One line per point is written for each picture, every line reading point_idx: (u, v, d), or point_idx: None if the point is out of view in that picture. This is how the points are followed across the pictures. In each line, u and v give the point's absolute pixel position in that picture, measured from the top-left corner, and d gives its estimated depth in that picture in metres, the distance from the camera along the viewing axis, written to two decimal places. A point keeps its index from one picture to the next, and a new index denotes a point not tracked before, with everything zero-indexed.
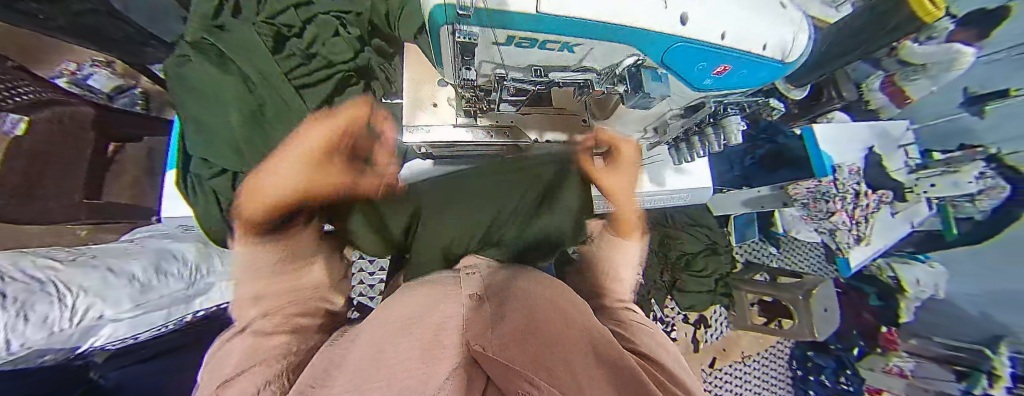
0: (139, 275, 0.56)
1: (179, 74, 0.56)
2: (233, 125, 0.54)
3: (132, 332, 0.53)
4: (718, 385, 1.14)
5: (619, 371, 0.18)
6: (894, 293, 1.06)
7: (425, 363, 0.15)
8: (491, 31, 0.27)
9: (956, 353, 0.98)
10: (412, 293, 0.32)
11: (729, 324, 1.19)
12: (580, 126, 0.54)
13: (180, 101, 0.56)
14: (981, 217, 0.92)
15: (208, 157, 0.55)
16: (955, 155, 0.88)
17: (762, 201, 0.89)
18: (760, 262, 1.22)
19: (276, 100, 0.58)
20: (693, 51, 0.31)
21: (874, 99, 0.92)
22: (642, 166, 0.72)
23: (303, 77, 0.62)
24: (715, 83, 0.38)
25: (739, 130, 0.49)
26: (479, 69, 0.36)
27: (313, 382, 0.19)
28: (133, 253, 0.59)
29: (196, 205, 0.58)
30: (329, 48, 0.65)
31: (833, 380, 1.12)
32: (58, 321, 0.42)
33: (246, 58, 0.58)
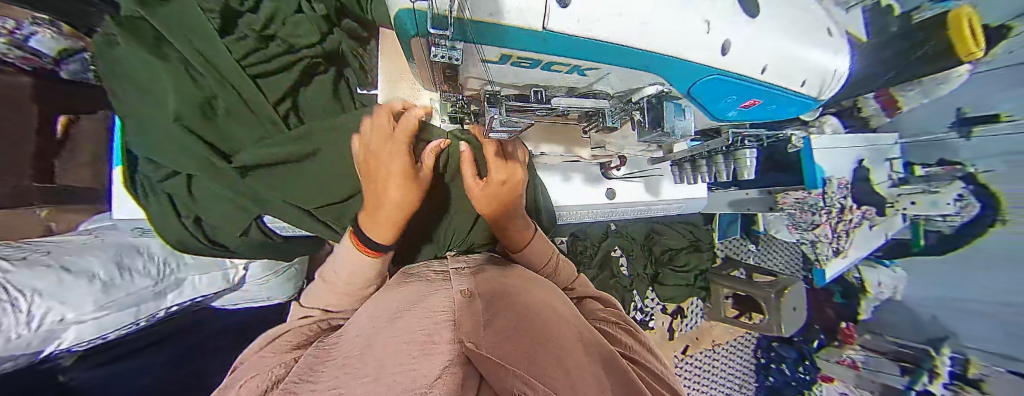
0: (100, 271, 0.47)
1: (111, 57, 0.46)
2: (174, 127, 0.45)
3: (99, 333, 0.47)
4: (687, 370, 1.22)
5: (612, 370, 0.20)
6: (857, 292, 1.14)
7: (419, 355, 0.14)
8: (478, 49, 0.26)
9: (902, 349, 1.07)
10: (394, 291, 0.31)
11: (704, 315, 1.25)
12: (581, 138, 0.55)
13: (115, 92, 0.47)
14: (950, 230, 0.98)
15: (157, 159, 0.48)
16: (936, 172, 0.94)
17: (748, 203, 0.93)
18: (739, 257, 1.28)
19: (229, 95, 0.48)
20: (725, 85, 0.32)
21: (868, 106, 0.94)
22: (642, 177, 0.71)
23: (259, 66, 0.51)
24: (738, 116, 0.40)
25: (751, 163, 0.54)
26: (467, 82, 0.35)
27: (298, 378, 0.19)
28: (82, 247, 0.50)
29: (148, 207, 0.52)
30: (290, 28, 0.54)
31: (792, 369, 1.22)
32: (12, 328, 0.36)
33: (182, 39, 0.46)
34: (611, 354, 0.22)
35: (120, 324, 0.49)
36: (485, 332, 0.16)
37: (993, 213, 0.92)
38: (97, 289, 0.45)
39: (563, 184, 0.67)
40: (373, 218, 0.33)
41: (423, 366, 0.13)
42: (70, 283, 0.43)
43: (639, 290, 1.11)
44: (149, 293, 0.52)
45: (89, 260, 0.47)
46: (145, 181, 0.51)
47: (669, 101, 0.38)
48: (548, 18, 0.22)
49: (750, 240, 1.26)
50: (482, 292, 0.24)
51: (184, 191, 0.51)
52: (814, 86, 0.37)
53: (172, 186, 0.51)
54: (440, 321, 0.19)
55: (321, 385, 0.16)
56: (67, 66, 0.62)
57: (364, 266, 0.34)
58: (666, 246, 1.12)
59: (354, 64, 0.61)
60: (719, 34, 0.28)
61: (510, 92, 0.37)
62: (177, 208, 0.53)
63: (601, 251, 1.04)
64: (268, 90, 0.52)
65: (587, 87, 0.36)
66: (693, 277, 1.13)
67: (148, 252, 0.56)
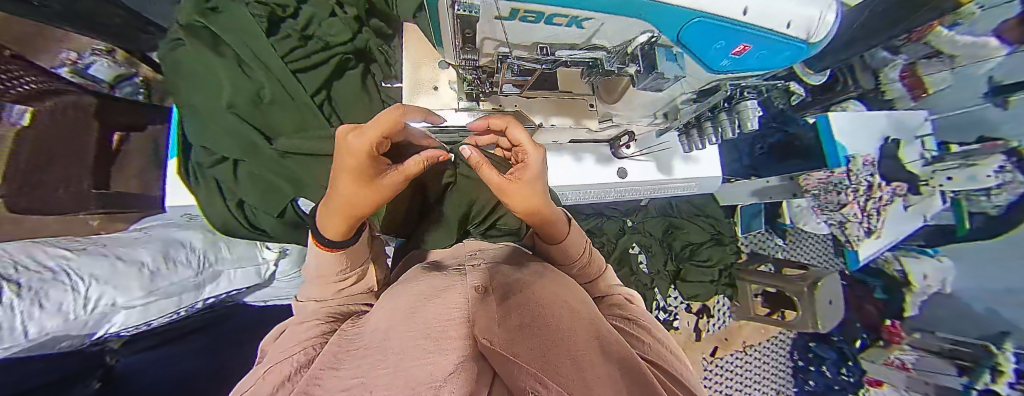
0: (149, 261, 0.50)
1: (174, 58, 0.54)
2: (234, 114, 0.54)
3: (145, 319, 0.49)
4: (717, 373, 1.16)
5: (630, 369, 0.19)
6: (900, 286, 1.06)
7: (434, 350, 0.15)
8: (494, 4, 0.27)
9: (956, 347, 0.98)
10: (414, 284, 0.32)
11: (732, 315, 1.19)
12: (588, 110, 0.55)
13: (175, 88, 0.55)
14: (997, 212, 0.91)
15: (209, 146, 0.56)
16: (973, 148, 0.88)
17: (770, 192, 0.88)
18: (767, 253, 1.21)
19: (274, 86, 0.55)
20: (710, 28, 0.28)
21: (893, 90, 0.91)
22: (648, 152, 0.71)
23: (299, 61, 0.58)
24: (731, 65, 0.35)
25: (756, 115, 0.48)
26: (484, 46, 0.37)
27: (323, 366, 0.20)
28: (133, 241, 0.54)
29: (198, 191, 0.58)
30: (325, 28, 0.61)
31: (833, 371, 1.14)
32: (74, 309, 0.39)
33: (239, 42, 0.54)
34: (629, 349, 0.22)
35: (163, 312, 0.52)
36: (499, 329, 0.17)
37: None
38: (144, 276, 0.48)
39: (574, 164, 0.68)
40: (328, 207, 0.30)
41: (439, 360, 0.14)
42: (121, 271, 0.46)
43: (660, 288, 1.08)
44: (190, 283, 0.55)
45: (139, 251, 0.51)
46: (197, 167, 0.57)
47: (660, 48, 0.34)
48: None
49: (776, 233, 1.20)
50: (495, 289, 0.25)
51: (230, 176, 0.57)
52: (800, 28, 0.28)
53: (220, 172, 0.57)
54: (454, 318, 0.19)
55: (348, 372, 0.17)
56: (121, 90, 0.74)
57: (329, 260, 0.33)
58: (688, 240, 1.07)
59: (380, 59, 0.68)
60: None
61: (521, 54, 0.37)
62: (223, 194, 0.58)
63: (618, 247, 1.02)
64: (306, 81, 0.58)
65: (588, 43, 0.35)
66: (716, 272, 1.08)
67: (190, 245, 0.59)
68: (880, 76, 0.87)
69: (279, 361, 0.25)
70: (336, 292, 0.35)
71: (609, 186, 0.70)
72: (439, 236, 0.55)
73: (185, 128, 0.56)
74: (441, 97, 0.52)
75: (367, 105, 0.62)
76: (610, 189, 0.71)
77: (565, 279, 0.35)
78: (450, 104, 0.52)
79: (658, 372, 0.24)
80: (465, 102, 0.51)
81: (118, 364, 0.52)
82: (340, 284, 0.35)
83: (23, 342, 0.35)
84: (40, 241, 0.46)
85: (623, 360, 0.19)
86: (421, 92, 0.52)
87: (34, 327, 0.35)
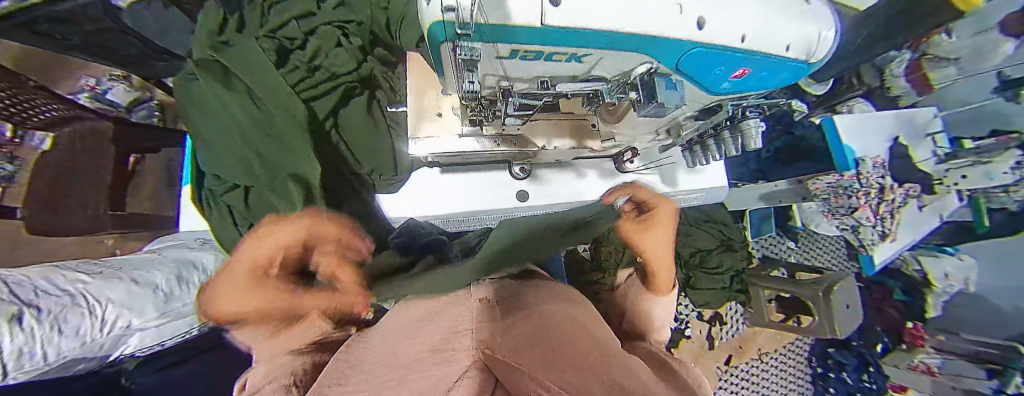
0: (162, 282, 0.52)
1: (190, 91, 0.58)
2: (244, 142, 0.55)
3: (158, 340, 0.51)
4: (733, 383, 1.13)
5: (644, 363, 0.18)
6: (920, 286, 1.03)
7: (437, 363, 0.15)
8: (493, 46, 0.28)
9: (985, 349, 0.94)
10: (422, 295, 0.32)
11: (745, 321, 1.17)
12: (591, 131, 0.54)
13: (191, 120, 0.58)
14: (1016, 208, 0.88)
15: (222, 174, 0.58)
16: (987, 142, 0.84)
17: (779, 196, 0.84)
18: (778, 257, 1.19)
19: (279, 112, 0.56)
20: (706, 55, 0.30)
21: (897, 86, 0.89)
22: (654, 168, 0.72)
23: (309, 90, 0.62)
24: (732, 87, 0.36)
25: (758, 134, 0.48)
26: (483, 81, 0.36)
27: (329, 381, 0.19)
28: (151, 261, 0.56)
29: (214, 217, 0.59)
30: (331, 59, 0.65)
31: (855, 377, 1.10)
32: (90, 332, 0.40)
33: (245, 70, 0.56)
34: (645, 352, 0.21)
35: (176, 333, 0.53)
36: (504, 340, 0.17)
37: None
38: (159, 299, 0.49)
39: (577, 180, 0.69)
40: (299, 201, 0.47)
41: (442, 372, 0.14)
42: (136, 291, 0.47)
43: None
44: None
45: (154, 272, 0.52)
46: (212, 194, 0.60)
47: (658, 76, 0.34)
48: (544, 16, 0.24)
49: (786, 237, 1.18)
50: (499, 301, 0.25)
51: (241, 202, 0.58)
52: (799, 49, 0.31)
53: (232, 197, 0.58)
54: (460, 331, 0.19)
55: (349, 386, 0.17)
56: (136, 113, 0.77)
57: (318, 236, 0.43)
58: (696, 247, 1.05)
59: (385, 86, 0.69)
60: (691, 12, 0.26)
61: (521, 87, 0.38)
62: (234, 218, 0.59)
63: None
64: (316, 109, 0.62)
65: (588, 74, 0.35)
66: (728, 279, 1.07)
67: (203, 264, 0.61)
68: (883, 73, 0.86)
69: (271, 371, 0.27)
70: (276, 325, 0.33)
71: None
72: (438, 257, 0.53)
73: (200, 159, 0.59)
74: (448, 124, 0.53)
75: (370, 130, 0.65)
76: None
77: (565, 287, 0.36)
78: (455, 130, 0.52)
79: (664, 356, 0.24)
80: (469, 127, 0.52)
81: (134, 384, 0.53)
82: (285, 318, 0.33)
83: (41, 366, 0.36)
84: (58, 265, 0.48)
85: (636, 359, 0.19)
86: (425, 120, 0.52)
87: (51, 351, 0.36)
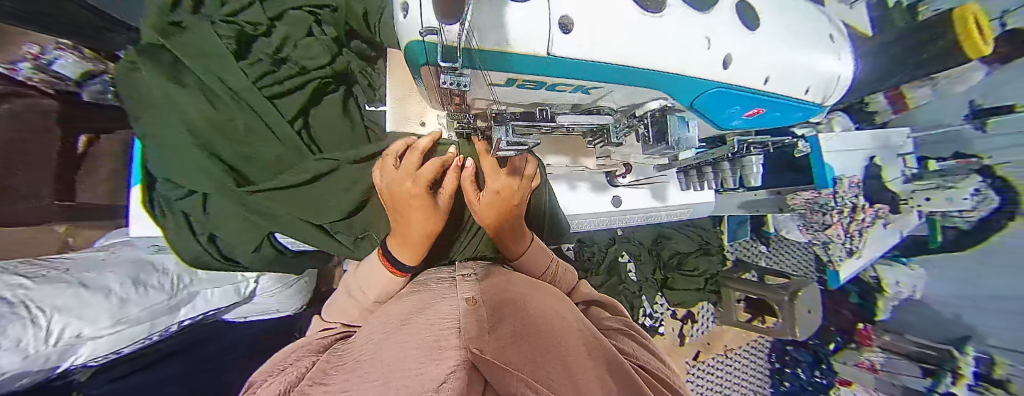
0: (116, 288, 0.50)
1: (128, 79, 0.50)
2: (192, 146, 0.49)
3: (112, 349, 0.49)
4: (700, 376, 1.19)
5: (621, 372, 0.19)
6: (874, 292, 1.15)
7: (426, 360, 0.15)
8: (491, 74, 0.28)
9: (925, 351, 1.04)
10: (407, 296, 0.31)
11: (715, 319, 1.23)
12: (586, 148, 0.60)
13: (133, 114, 0.50)
14: (966, 226, 0.97)
15: (174, 180, 0.52)
16: (952, 165, 0.91)
17: (759, 205, 0.92)
18: (750, 260, 1.25)
19: (249, 116, 0.52)
20: (731, 97, 0.36)
21: (876, 102, 0.99)
22: (650, 184, 0.73)
23: (272, 86, 0.55)
24: (741, 124, 0.44)
25: (757, 173, 0.62)
26: (474, 102, 0.36)
27: (312, 382, 0.18)
28: (97, 267, 0.53)
29: (165, 225, 0.55)
30: (302, 50, 0.59)
31: (808, 373, 1.19)
32: (34, 343, 0.37)
33: (202, 67, 0.51)
34: (620, 357, 0.21)
35: (135, 340, 0.52)
36: (492, 339, 0.16)
37: (1011, 209, 0.90)
38: (112, 305, 0.47)
39: (569, 192, 0.69)
40: (399, 239, 0.38)
41: (430, 370, 0.13)
42: (87, 298, 0.45)
43: (647, 295, 1.10)
44: (163, 308, 0.55)
45: (105, 277, 0.51)
46: (164, 200, 0.54)
47: (673, 114, 0.40)
48: (552, 45, 0.25)
49: (760, 240, 1.24)
50: (486, 300, 0.24)
51: (199, 209, 0.54)
52: (818, 91, 0.41)
53: (188, 205, 0.54)
54: (446, 329, 0.19)
55: (333, 386, 0.16)
56: (88, 87, 0.66)
57: (386, 282, 0.39)
58: (676, 250, 1.13)
59: (362, 81, 0.67)
60: (719, 49, 0.32)
61: (515, 110, 0.39)
62: (192, 227, 0.55)
63: (608, 256, 1.05)
64: (282, 107, 0.56)
65: (592, 104, 0.39)
66: (702, 281, 1.13)
67: (163, 268, 0.60)
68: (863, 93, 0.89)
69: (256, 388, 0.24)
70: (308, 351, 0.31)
71: (604, 215, 0.72)
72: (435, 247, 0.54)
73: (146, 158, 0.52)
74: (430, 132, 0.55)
75: (347, 131, 0.59)
76: (605, 216, 0.72)
77: (543, 282, 0.36)
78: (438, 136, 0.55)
79: (644, 373, 0.24)
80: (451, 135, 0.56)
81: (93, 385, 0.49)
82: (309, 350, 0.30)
83: None
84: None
85: (616, 367, 0.19)
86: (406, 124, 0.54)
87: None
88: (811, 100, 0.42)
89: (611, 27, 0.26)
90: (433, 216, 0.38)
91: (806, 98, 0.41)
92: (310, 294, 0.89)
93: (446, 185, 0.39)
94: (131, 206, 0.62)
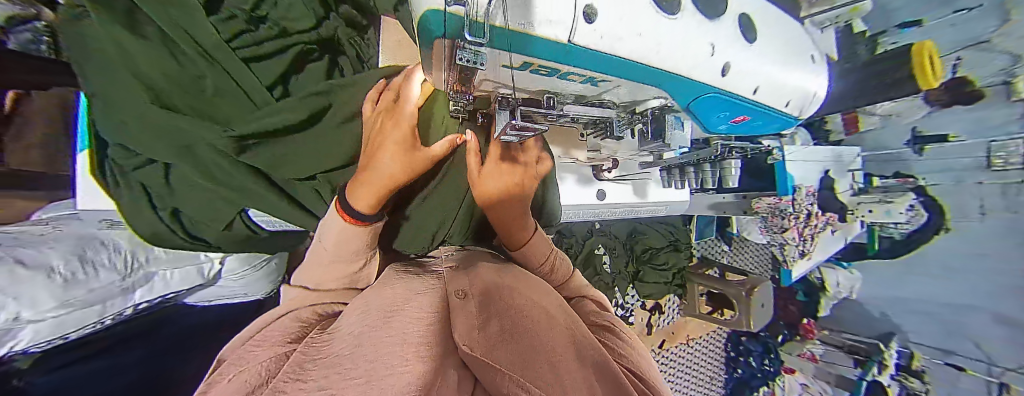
0: (59, 267, 0.46)
1: (77, 30, 0.43)
2: (155, 108, 0.43)
3: (56, 333, 0.47)
4: (663, 362, 1.27)
5: (610, 376, 0.20)
6: (818, 291, 1.25)
7: (413, 358, 0.15)
8: (505, 56, 0.25)
9: (856, 344, 1.22)
10: (391, 286, 0.31)
11: (680, 312, 1.31)
12: (579, 140, 0.65)
13: (81, 70, 0.44)
14: (900, 237, 1.10)
15: (130, 147, 0.46)
16: (893, 183, 1.05)
17: (725, 207, 0.96)
18: (714, 257, 1.33)
19: (219, 77, 0.47)
20: (726, 101, 0.37)
21: (833, 121, 1.02)
22: (633, 180, 0.77)
23: (247, 48, 0.50)
24: (725, 128, 0.46)
25: (733, 169, 0.71)
26: (480, 84, 0.32)
27: (288, 377, 0.17)
28: (33, 240, 0.47)
29: (118, 196, 0.50)
30: (282, 10, 0.55)
31: (759, 361, 1.33)
32: None
33: (163, 15, 0.43)
34: (603, 351, 0.22)
35: (82, 325, 0.50)
36: (481, 337, 0.18)
37: (941, 222, 1.06)
38: (55, 285, 0.44)
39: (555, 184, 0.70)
40: (360, 182, 0.38)
41: (417, 370, 0.14)
42: (30, 277, 0.41)
43: (620, 287, 1.15)
44: (115, 288, 0.54)
45: (47, 254, 0.46)
46: (116, 167, 0.49)
47: (670, 114, 0.42)
48: (574, 33, 0.22)
49: (723, 239, 1.31)
50: (477, 293, 0.25)
51: (160, 181, 0.50)
52: (799, 104, 0.44)
53: (146, 175, 0.50)
54: (427, 334, 0.19)
55: (312, 385, 0.15)
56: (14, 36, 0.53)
57: (349, 235, 0.37)
58: (648, 245, 1.19)
59: (350, 53, 0.64)
60: (720, 57, 0.32)
61: (520, 96, 0.35)
62: (152, 199, 0.51)
63: (585, 248, 1.09)
64: (259, 73, 0.50)
65: (596, 97, 0.39)
66: (671, 275, 1.20)
67: (113, 246, 0.56)
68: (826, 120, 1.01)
69: (219, 376, 0.22)
70: (284, 329, 0.29)
71: (588, 206, 0.74)
72: (428, 228, 0.55)
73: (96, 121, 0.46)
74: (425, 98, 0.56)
75: None
76: (588, 209, 0.74)
77: (535, 278, 0.37)
78: None
79: (636, 380, 0.24)
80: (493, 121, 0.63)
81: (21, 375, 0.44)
82: (284, 332, 0.29)
83: None
84: None
85: (600, 368, 0.20)
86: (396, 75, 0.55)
87: None
88: (789, 113, 0.45)
89: (635, 30, 0.24)
90: (406, 166, 0.39)
91: (788, 110, 0.44)
92: (280, 277, 0.88)
93: (434, 149, 0.42)
94: (75, 172, 0.56)
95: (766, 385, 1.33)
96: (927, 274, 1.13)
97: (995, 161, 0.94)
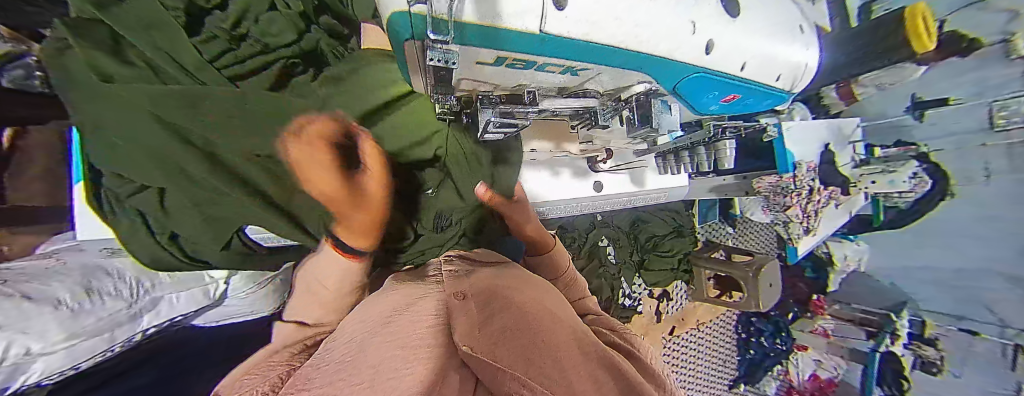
0: (67, 297, 0.46)
1: (60, 63, 0.43)
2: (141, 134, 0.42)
3: (70, 363, 0.47)
4: (675, 349, 1.27)
5: (613, 371, 0.19)
6: (826, 266, 1.25)
7: (411, 361, 0.15)
8: (478, 53, 0.25)
9: (868, 316, 1.21)
10: (392, 292, 0.31)
11: (688, 297, 1.31)
12: (569, 134, 0.62)
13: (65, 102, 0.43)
14: (905, 206, 1.11)
15: (121, 174, 0.46)
16: (894, 153, 1.04)
17: (726, 189, 0.96)
18: (719, 240, 1.32)
19: None
20: (709, 81, 0.37)
21: (829, 96, 1.02)
22: (630, 168, 0.76)
23: (231, 66, 0.51)
24: (717, 108, 0.46)
25: (727, 149, 0.70)
26: (460, 84, 0.32)
27: (297, 384, 0.18)
28: (41, 274, 0.48)
29: (118, 225, 0.50)
30: (263, 26, 0.56)
31: (771, 341, 1.32)
32: None
33: (147, 42, 0.44)
34: (608, 353, 0.21)
35: (94, 352, 0.51)
36: (480, 335, 0.18)
37: (945, 189, 1.07)
38: (63, 317, 0.44)
39: (552, 178, 0.70)
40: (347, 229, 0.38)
41: (415, 371, 0.14)
42: (36, 311, 0.41)
43: (626, 277, 1.15)
44: (122, 316, 0.54)
45: (54, 287, 0.46)
46: (112, 195, 0.49)
47: (657, 98, 0.41)
48: (545, 21, 0.22)
49: (726, 222, 1.31)
50: (476, 295, 0.25)
51: (155, 206, 0.49)
52: (790, 78, 0.44)
53: (138, 202, 0.49)
54: (428, 336, 0.19)
55: (318, 391, 0.15)
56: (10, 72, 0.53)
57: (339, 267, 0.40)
58: (651, 233, 1.19)
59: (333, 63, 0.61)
60: (705, 35, 0.31)
61: (502, 92, 0.36)
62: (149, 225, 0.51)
63: (588, 242, 1.09)
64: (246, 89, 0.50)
65: (579, 87, 0.38)
66: (676, 260, 1.20)
67: (118, 274, 0.57)
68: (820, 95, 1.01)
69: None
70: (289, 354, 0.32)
71: (587, 199, 0.74)
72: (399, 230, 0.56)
73: (88, 152, 0.46)
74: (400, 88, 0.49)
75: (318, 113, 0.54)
76: (586, 201, 0.74)
77: (537, 278, 0.37)
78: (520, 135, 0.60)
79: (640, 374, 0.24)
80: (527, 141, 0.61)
81: None
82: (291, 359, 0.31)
83: None
84: None
85: (606, 366, 0.19)
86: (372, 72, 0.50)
87: None
88: (781, 87, 0.45)
89: (618, 14, 0.24)
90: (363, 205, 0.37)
91: (778, 85, 0.43)
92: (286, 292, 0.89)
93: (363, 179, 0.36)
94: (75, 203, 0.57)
95: (779, 364, 1.34)
96: (931, 241, 1.14)
97: (998, 121, 0.93)
